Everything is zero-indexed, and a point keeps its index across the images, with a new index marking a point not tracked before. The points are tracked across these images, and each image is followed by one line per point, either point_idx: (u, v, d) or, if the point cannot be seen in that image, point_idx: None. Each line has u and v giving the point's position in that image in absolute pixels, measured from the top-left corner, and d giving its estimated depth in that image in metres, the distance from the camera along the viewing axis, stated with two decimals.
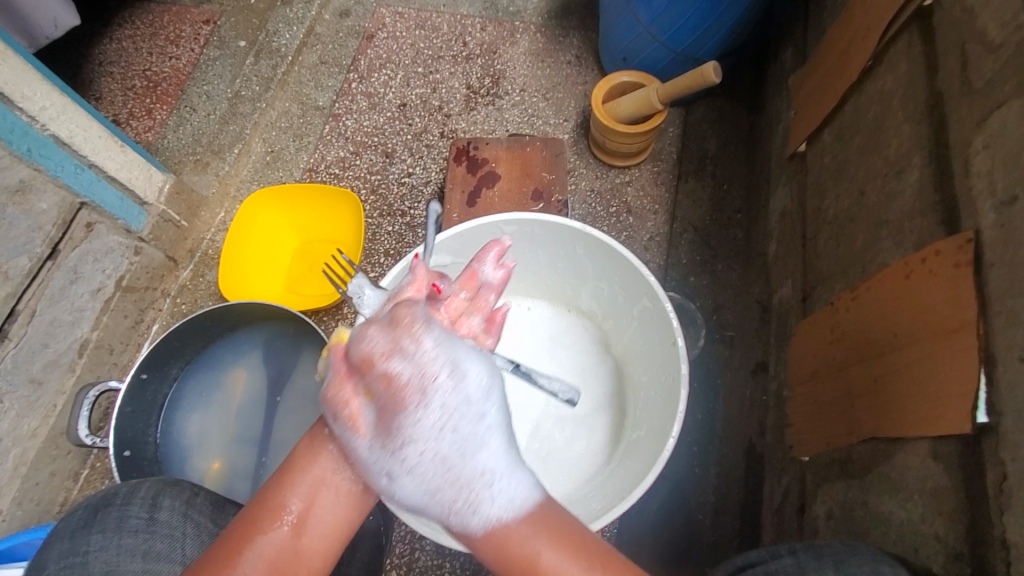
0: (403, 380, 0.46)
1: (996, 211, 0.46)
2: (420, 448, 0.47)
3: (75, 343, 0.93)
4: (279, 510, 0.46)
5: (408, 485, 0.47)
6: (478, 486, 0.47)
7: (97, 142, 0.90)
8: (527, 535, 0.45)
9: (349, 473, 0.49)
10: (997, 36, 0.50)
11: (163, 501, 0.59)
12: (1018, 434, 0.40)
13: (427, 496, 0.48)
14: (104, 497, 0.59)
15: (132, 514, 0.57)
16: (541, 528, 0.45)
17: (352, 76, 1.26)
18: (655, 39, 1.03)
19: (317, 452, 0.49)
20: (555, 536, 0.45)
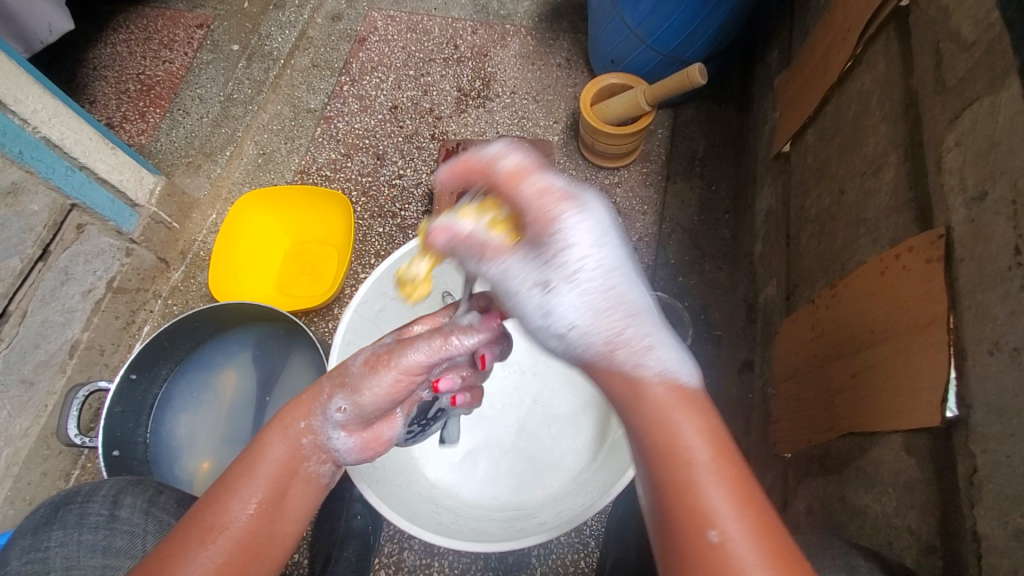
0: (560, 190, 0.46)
1: (966, 207, 0.46)
2: (577, 276, 0.46)
3: (66, 344, 0.93)
4: (250, 495, 0.45)
5: (577, 322, 0.46)
6: (646, 334, 0.45)
7: (88, 145, 0.91)
8: (689, 426, 0.41)
9: (316, 464, 0.49)
10: (969, 34, 0.50)
11: (124, 498, 0.60)
12: (987, 427, 0.41)
13: (596, 320, 0.46)
14: (67, 494, 0.60)
15: (94, 511, 0.58)
16: (682, 399, 0.42)
17: (344, 79, 1.27)
18: (642, 41, 1.04)
19: (285, 440, 0.48)
20: (710, 432, 0.41)
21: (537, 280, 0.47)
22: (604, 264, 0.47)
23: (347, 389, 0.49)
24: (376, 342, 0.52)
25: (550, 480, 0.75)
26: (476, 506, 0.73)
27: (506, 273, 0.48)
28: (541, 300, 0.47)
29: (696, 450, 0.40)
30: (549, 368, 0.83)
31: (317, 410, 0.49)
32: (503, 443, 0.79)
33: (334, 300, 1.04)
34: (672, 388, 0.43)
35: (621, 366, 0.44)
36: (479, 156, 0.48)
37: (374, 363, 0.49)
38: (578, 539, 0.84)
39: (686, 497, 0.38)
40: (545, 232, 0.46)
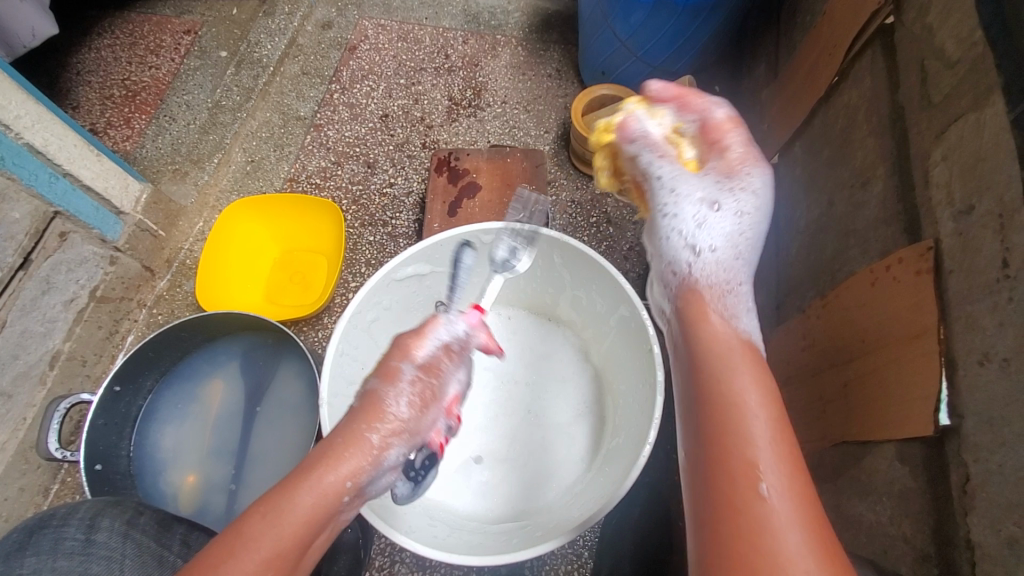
0: (736, 157, 0.57)
1: (954, 220, 0.47)
2: (739, 209, 0.57)
3: (46, 355, 0.91)
4: (270, 549, 0.45)
5: (713, 247, 0.57)
6: (747, 294, 0.55)
7: (72, 151, 0.89)
8: (744, 376, 0.45)
9: (346, 512, 0.52)
10: (954, 52, 0.52)
11: (101, 522, 0.58)
12: (978, 435, 0.42)
13: (725, 256, 0.56)
14: (41, 518, 0.58)
15: (68, 536, 0.57)
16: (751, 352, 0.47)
17: (334, 87, 1.27)
18: (632, 53, 1.05)
19: (318, 495, 0.48)
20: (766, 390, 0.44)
21: (705, 198, 0.57)
22: (738, 229, 0.57)
23: (402, 435, 0.54)
24: (403, 386, 0.56)
25: (545, 490, 0.74)
26: (470, 519, 0.72)
27: (676, 193, 0.58)
28: (700, 214, 0.57)
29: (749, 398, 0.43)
30: (543, 377, 0.83)
31: (361, 466, 0.51)
32: (496, 454, 0.79)
33: (324, 309, 1.03)
34: (747, 343, 0.48)
35: (716, 313, 0.51)
36: (699, 98, 0.61)
37: (416, 403, 0.56)
38: (571, 550, 0.84)
39: (735, 432, 0.41)
40: (736, 168, 0.57)
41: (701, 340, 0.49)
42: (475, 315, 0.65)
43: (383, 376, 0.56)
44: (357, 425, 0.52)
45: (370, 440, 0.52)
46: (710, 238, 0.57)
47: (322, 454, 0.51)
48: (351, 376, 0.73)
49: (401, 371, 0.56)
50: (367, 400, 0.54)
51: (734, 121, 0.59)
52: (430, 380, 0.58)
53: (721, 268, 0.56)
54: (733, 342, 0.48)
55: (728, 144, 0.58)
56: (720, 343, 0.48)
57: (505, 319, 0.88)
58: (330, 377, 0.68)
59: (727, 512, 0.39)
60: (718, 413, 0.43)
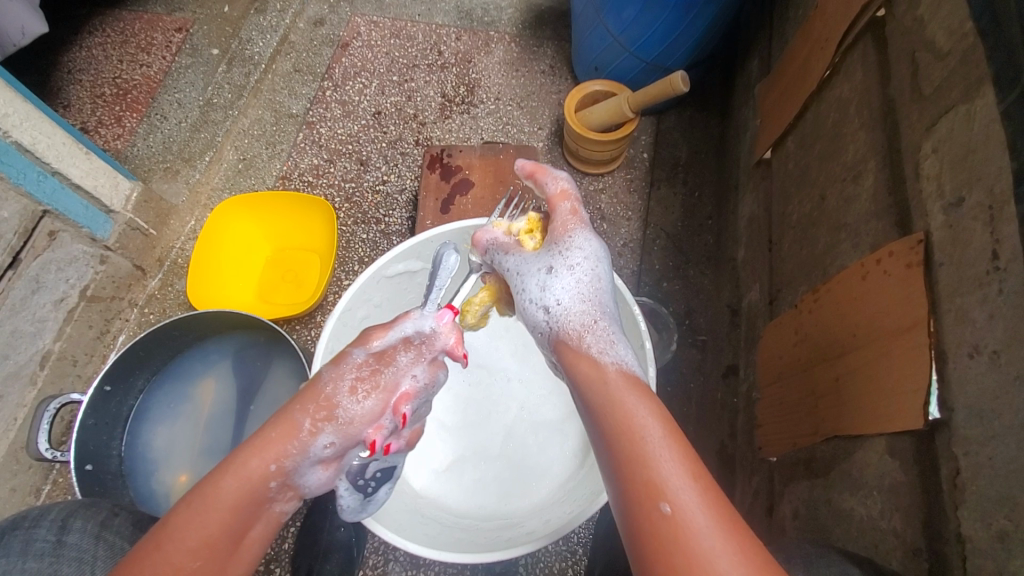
0: (566, 231, 0.62)
1: (945, 213, 0.47)
2: (576, 265, 0.60)
3: (36, 355, 0.91)
4: (196, 538, 0.47)
5: (562, 303, 0.59)
6: (608, 333, 0.56)
7: (61, 149, 0.88)
8: (641, 405, 0.48)
9: (279, 502, 0.53)
10: (945, 44, 0.51)
11: (71, 523, 0.57)
12: (969, 429, 0.41)
13: (575, 306, 0.59)
14: (12, 521, 0.57)
15: (39, 538, 0.56)
16: (633, 386, 0.50)
17: (326, 84, 1.26)
18: (625, 49, 1.05)
19: (242, 481, 0.50)
20: (658, 414, 0.47)
21: (543, 265, 0.61)
22: (581, 288, 0.60)
23: (335, 423, 0.54)
24: (345, 368, 0.56)
25: (537, 487, 0.74)
26: (462, 516, 0.72)
27: (521, 274, 0.62)
28: (542, 280, 0.60)
29: (642, 418, 0.47)
30: (536, 373, 0.83)
31: (290, 448, 0.52)
32: (489, 450, 0.79)
33: (317, 307, 1.02)
34: (625, 373, 0.52)
35: (586, 353, 0.55)
36: (548, 169, 0.65)
37: (360, 388, 0.56)
38: (565, 547, 0.84)
39: (641, 458, 0.43)
40: (562, 236, 0.62)
41: (594, 382, 0.52)
42: (447, 313, 0.61)
43: (335, 359, 0.58)
44: (292, 407, 0.54)
45: (298, 422, 0.53)
46: (562, 297, 0.59)
47: (250, 440, 0.52)
48: None
49: (350, 355, 0.57)
50: (306, 386, 0.56)
51: (567, 192, 0.64)
52: (377, 366, 0.57)
53: (563, 326, 0.58)
54: (615, 376, 0.51)
55: (556, 216, 0.63)
56: (610, 380, 0.51)
57: (498, 315, 0.87)
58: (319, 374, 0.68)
59: (646, 473, 0.43)
60: (628, 448, 0.45)
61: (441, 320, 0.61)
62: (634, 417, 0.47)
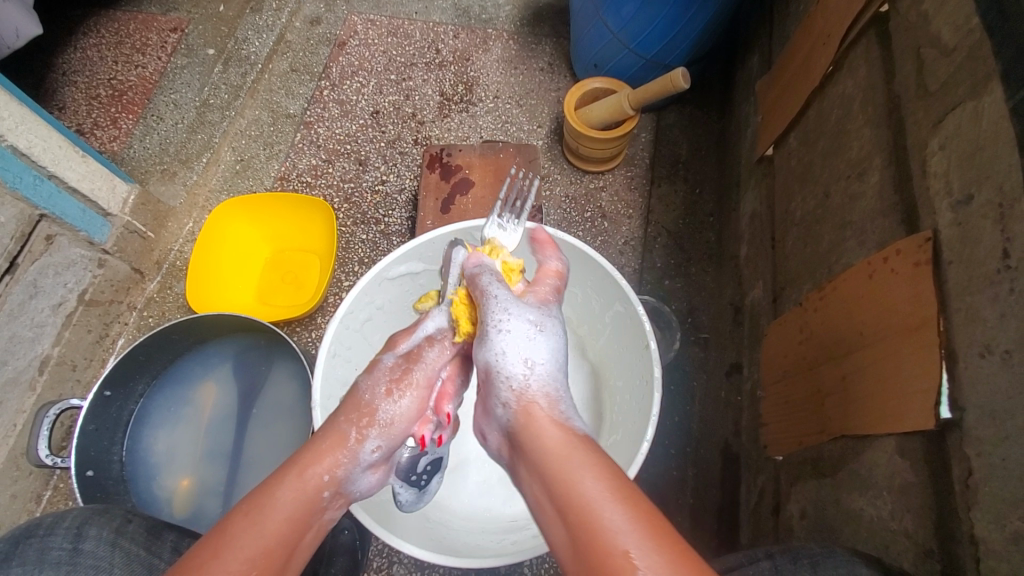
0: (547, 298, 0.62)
1: (953, 210, 0.47)
2: (550, 334, 0.57)
3: (35, 361, 0.90)
4: (254, 548, 0.43)
5: (538, 368, 0.54)
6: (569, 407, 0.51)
7: (57, 153, 0.87)
8: (590, 469, 0.42)
9: (330, 513, 0.50)
10: (951, 39, 0.51)
11: (87, 531, 0.57)
12: (981, 429, 0.41)
13: (545, 378, 0.53)
14: (27, 528, 0.57)
15: (54, 546, 0.56)
16: (581, 452, 0.44)
17: (323, 84, 1.25)
18: (625, 46, 1.04)
19: (301, 489, 0.48)
20: (607, 479, 0.41)
21: (535, 322, 0.57)
22: (558, 354, 0.56)
23: (378, 426, 0.55)
24: (379, 374, 0.58)
25: None
26: (467, 518, 0.72)
27: (506, 311, 0.57)
28: (527, 337, 0.56)
29: (591, 491, 0.40)
30: None
31: (342, 457, 0.51)
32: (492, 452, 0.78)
33: (317, 309, 1.02)
34: (583, 439, 0.46)
35: (550, 419, 0.49)
36: (546, 251, 0.65)
37: (395, 389, 0.58)
38: None
39: (595, 522, 0.38)
40: (544, 304, 0.60)
41: (529, 435, 0.48)
42: (461, 304, 0.65)
43: (366, 370, 0.60)
44: (336, 419, 0.54)
45: (345, 432, 0.53)
46: (524, 356, 0.54)
47: (300, 453, 0.51)
48: (343, 376, 0.72)
49: (379, 361, 0.60)
50: (347, 402, 0.56)
51: (558, 270, 0.64)
52: (408, 365, 0.60)
53: (528, 387, 0.52)
54: (560, 437, 0.46)
55: (537, 281, 0.63)
56: (547, 434, 0.47)
57: None
58: (322, 377, 0.67)
59: (598, 543, 0.37)
60: (579, 516, 0.39)
61: (451, 317, 0.65)
62: (584, 492, 0.40)
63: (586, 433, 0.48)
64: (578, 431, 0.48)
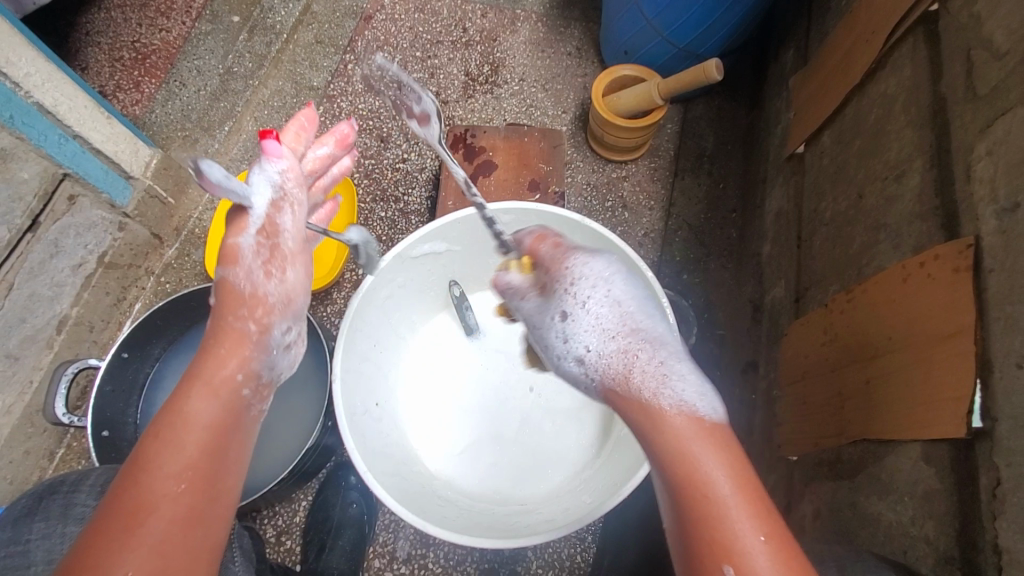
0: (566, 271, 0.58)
1: (997, 217, 0.46)
2: (590, 300, 0.56)
3: (54, 319, 0.91)
4: (181, 462, 0.46)
5: (595, 344, 0.56)
6: (667, 364, 0.51)
7: (83, 113, 0.87)
8: (712, 460, 0.44)
9: (259, 404, 0.55)
10: (1003, 43, 0.50)
11: (110, 488, 0.59)
12: (1013, 440, 0.41)
13: (608, 345, 0.55)
14: (49, 485, 0.60)
15: (78, 502, 0.58)
16: (706, 435, 0.46)
17: (348, 57, 1.24)
18: (657, 33, 1.02)
19: (210, 398, 0.50)
20: (731, 465, 0.44)
21: (559, 313, 0.58)
22: (625, 300, 0.57)
23: (276, 310, 0.59)
24: (246, 258, 0.58)
25: (554, 473, 0.74)
26: (478, 499, 0.72)
27: (540, 323, 0.60)
28: (564, 327, 0.57)
29: (698, 447, 0.45)
30: None
31: (248, 359, 0.54)
32: (505, 432, 0.78)
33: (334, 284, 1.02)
34: (698, 422, 0.47)
35: (643, 390, 0.50)
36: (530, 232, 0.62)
37: (272, 269, 0.59)
38: (575, 534, 0.85)
39: (712, 515, 0.42)
40: (559, 274, 0.58)
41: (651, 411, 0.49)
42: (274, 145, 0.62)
43: (225, 261, 0.57)
44: (224, 319, 0.55)
45: (244, 330, 0.55)
46: (590, 335, 0.56)
47: (201, 361, 0.52)
48: (363, 351, 0.72)
49: (238, 250, 0.58)
50: (222, 294, 0.57)
51: (543, 236, 0.61)
52: (272, 241, 0.59)
53: (607, 357, 0.55)
54: (684, 424, 0.47)
55: (544, 260, 0.60)
56: (670, 418, 0.48)
57: None
58: (343, 350, 0.67)
59: (710, 529, 0.41)
60: (695, 504, 0.42)
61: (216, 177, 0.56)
62: (692, 447, 0.45)
63: (712, 416, 0.48)
64: (697, 413, 0.48)
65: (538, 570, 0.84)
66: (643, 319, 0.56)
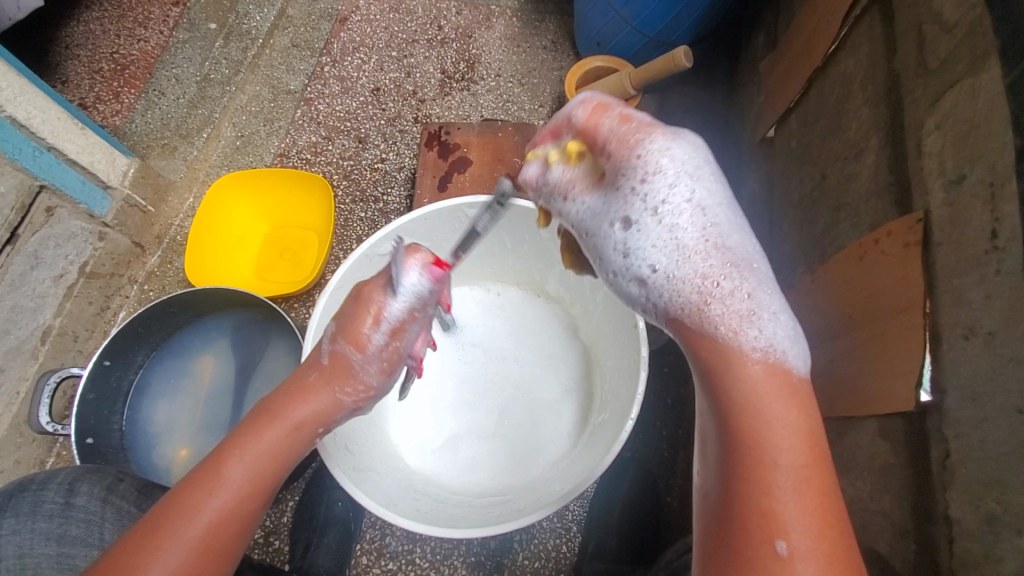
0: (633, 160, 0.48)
1: (945, 190, 0.46)
2: (667, 203, 0.48)
3: (37, 331, 0.92)
4: (244, 480, 0.51)
5: (661, 261, 0.48)
6: (751, 298, 0.45)
7: (56, 124, 0.88)
8: (784, 416, 0.40)
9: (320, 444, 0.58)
10: (952, 15, 0.49)
11: (79, 486, 0.60)
12: (960, 411, 0.41)
13: (675, 264, 0.47)
14: (19, 482, 0.60)
15: (47, 499, 0.59)
16: (782, 387, 0.41)
17: (324, 60, 1.25)
18: (627, 24, 1.02)
19: (287, 430, 0.54)
20: (802, 425, 0.40)
21: (619, 217, 0.50)
22: (697, 208, 0.48)
23: (371, 399, 0.60)
24: (372, 353, 0.58)
25: (534, 463, 0.75)
26: (457, 492, 0.73)
27: (594, 232, 0.52)
28: (623, 237, 0.50)
29: (763, 390, 0.41)
30: (530, 353, 0.83)
31: (335, 414, 0.57)
32: (485, 427, 0.79)
33: (315, 285, 1.02)
34: (769, 372, 0.42)
35: (723, 328, 0.44)
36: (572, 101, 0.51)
37: (387, 365, 0.59)
38: (560, 524, 0.85)
39: (769, 479, 0.38)
40: (625, 166, 0.48)
41: (719, 357, 0.44)
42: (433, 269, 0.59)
43: (350, 340, 0.57)
44: (330, 386, 0.57)
45: (341, 401, 0.57)
46: (653, 251, 0.48)
47: (294, 391, 0.56)
48: None
49: (368, 339, 0.58)
50: (336, 365, 0.57)
51: (606, 105, 0.49)
52: (395, 344, 0.59)
53: (675, 278, 0.47)
54: (761, 377, 0.42)
55: (602, 141, 0.49)
56: (748, 367, 0.42)
57: (494, 295, 0.87)
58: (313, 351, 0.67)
59: (764, 492, 0.38)
60: (758, 463, 0.38)
61: (429, 283, 0.59)
62: (756, 390, 0.41)
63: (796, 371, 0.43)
64: (770, 364, 0.42)
65: (524, 562, 0.84)
66: (729, 221, 0.49)
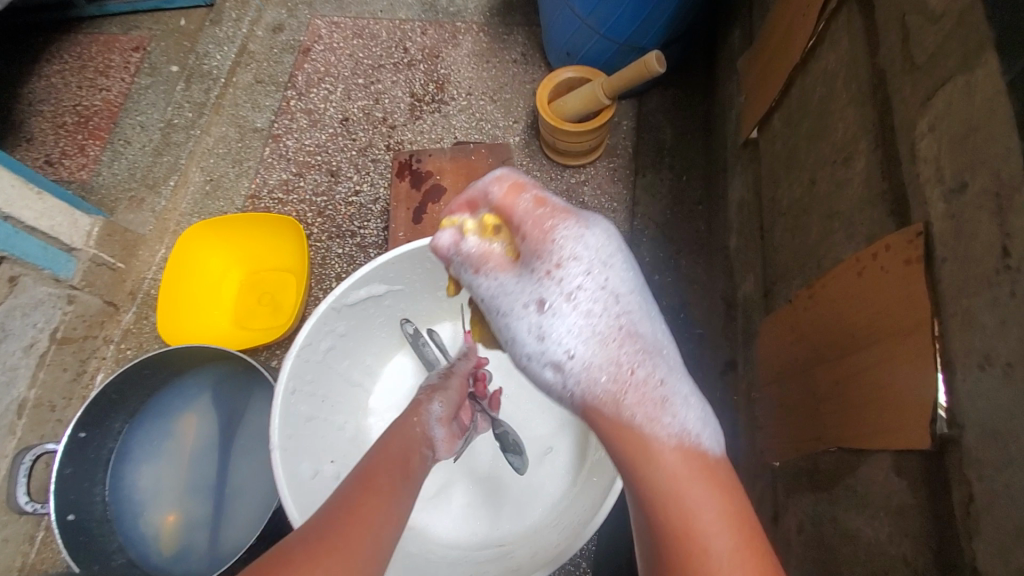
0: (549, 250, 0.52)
1: (945, 200, 0.41)
2: (575, 293, 0.54)
3: (13, 404, 0.87)
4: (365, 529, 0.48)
5: (576, 350, 0.54)
6: (656, 381, 0.53)
7: (10, 192, 0.85)
8: (703, 501, 0.46)
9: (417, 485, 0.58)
10: (937, 5, 0.45)
11: None
12: (981, 450, 0.36)
13: (590, 354, 0.54)
14: None
15: None
16: (695, 474, 0.47)
17: (290, 93, 1.21)
18: (595, 31, 0.99)
19: (388, 482, 0.53)
20: (724, 507, 0.45)
21: (535, 300, 0.54)
22: (605, 296, 0.55)
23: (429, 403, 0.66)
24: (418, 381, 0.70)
25: (530, 509, 0.70)
26: (451, 547, 0.69)
27: (506, 312, 0.56)
28: (537, 321, 0.55)
29: (675, 473, 0.48)
30: (520, 389, 0.78)
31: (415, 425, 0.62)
32: (478, 468, 0.75)
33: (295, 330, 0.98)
34: (684, 462, 0.48)
35: (634, 413, 0.51)
36: (485, 180, 0.54)
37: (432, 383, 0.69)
38: (568, 563, 0.81)
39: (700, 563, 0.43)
40: (541, 256, 0.52)
41: (642, 454, 0.49)
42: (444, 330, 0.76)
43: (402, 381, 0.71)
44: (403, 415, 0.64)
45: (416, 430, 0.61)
46: (568, 342, 0.54)
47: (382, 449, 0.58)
48: (308, 409, 0.69)
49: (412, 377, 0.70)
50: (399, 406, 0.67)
51: (524, 189, 0.53)
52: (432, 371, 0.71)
53: (592, 370, 0.53)
54: (682, 466, 0.48)
55: (519, 225, 0.52)
56: (666, 462, 0.48)
57: None
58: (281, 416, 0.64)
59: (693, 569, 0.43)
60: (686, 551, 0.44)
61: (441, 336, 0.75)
62: (670, 474, 0.47)
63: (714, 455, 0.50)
64: (684, 454, 0.49)
65: None
66: (629, 290, 0.56)
